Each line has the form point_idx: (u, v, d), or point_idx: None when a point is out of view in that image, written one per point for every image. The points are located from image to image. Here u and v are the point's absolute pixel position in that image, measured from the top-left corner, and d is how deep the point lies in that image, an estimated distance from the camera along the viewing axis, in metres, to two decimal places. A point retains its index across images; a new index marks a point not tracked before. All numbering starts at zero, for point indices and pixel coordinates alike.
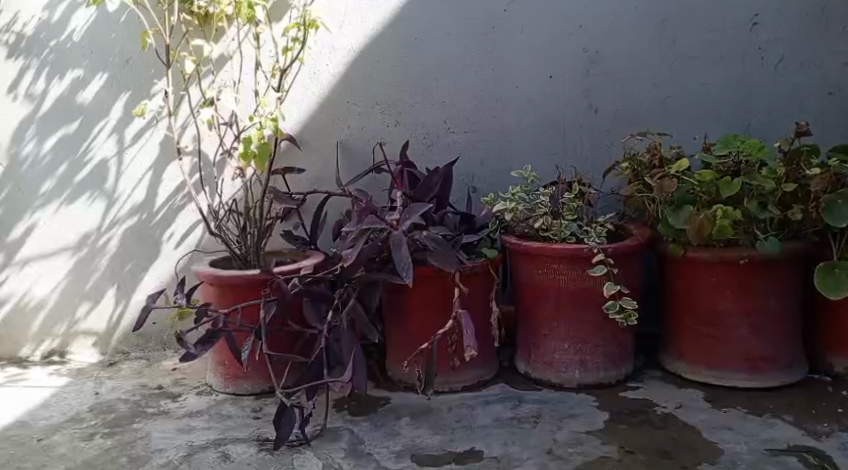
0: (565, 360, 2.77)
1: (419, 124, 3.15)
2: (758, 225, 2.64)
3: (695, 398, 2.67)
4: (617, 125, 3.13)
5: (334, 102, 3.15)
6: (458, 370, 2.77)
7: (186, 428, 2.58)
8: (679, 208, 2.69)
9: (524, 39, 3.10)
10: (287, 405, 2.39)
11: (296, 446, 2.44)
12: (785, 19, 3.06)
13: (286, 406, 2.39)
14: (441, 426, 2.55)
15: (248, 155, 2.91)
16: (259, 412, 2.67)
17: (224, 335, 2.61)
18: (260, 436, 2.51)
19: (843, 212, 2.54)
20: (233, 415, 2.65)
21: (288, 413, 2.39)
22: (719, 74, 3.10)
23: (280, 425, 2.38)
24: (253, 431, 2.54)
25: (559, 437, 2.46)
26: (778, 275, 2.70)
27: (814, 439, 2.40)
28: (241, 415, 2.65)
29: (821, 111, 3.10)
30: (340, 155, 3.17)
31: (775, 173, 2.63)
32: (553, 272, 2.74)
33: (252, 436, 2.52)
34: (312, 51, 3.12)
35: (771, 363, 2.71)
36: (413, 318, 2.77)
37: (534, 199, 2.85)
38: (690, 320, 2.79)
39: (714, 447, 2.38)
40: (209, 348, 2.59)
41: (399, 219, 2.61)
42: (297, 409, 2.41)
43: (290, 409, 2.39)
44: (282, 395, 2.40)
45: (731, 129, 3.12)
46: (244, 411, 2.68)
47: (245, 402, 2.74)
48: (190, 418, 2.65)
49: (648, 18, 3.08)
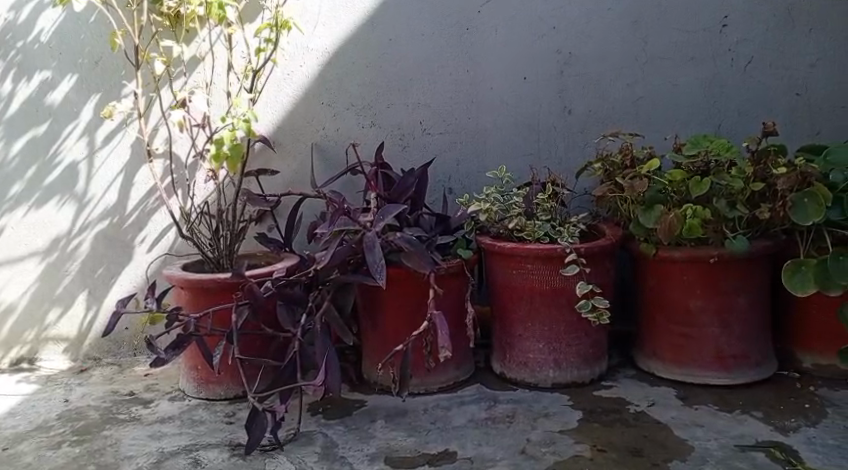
0: (540, 360, 2.79)
1: (393, 125, 3.15)
2: (727, 224, 2.66)
3: (667, 396, 2.70)
4: (590, 125, 3.16)
5: (308, 104, 3.14)
6: (433, 371, 2.77)
7: (158, 434, 2.56)
8: (650, 207, 2.71)
9: (499, 40, 3.12)
10: (259, 409, 2.38)
11: (270, 451, 2.43)
12: (754, 20, 3.10)
13: (258, 411, 2.38)
14: (416, 427, 2.55)
15: (220, 156, 2.90)
16: (232, 417, 2.66)
17: (195, 339, 2.59)
18: (233, 441, 2.50)
19: (808, 210, 2.55)
20: (206, 420, 2.64)
21: (261, 417, 2.38)
22: (690, 74, 3.13)
23: (252, 430, 2.38)
24: (225, 436, 2.53)
25: (532, 436, 2.47)
26: (748, 273, 2.74)
27: (783, 434, 2.44)
28: (215, 420, 2.64)
29: (789, 111, 3.15)
30: (314, 156, 3.17)
31: (745, 173, 2.66)
32: (526, 272, 2.75)
33: (225, 441, 2.50)
34: (285, 52, 3.11)
35: (742, 360, 2.74)
36: (389, 320, 2.78)
37: (508, 200, 2.88)
38: (662, 319, 2.81)
39: (686, 443, 2.40)
40: (180, 353, 2.57)
41: (373, 221, 2.61)
42: (270, 413, 2.40)
43: (262, 413, 2.38)
44: (254, 400, 2.39)
45: (701, 128, 3.16)
46: (218, 416, 2.67)
47: (219, 407, 2.73)
48: (162, 424, 2.63)
49: (621, 19, 3.11)
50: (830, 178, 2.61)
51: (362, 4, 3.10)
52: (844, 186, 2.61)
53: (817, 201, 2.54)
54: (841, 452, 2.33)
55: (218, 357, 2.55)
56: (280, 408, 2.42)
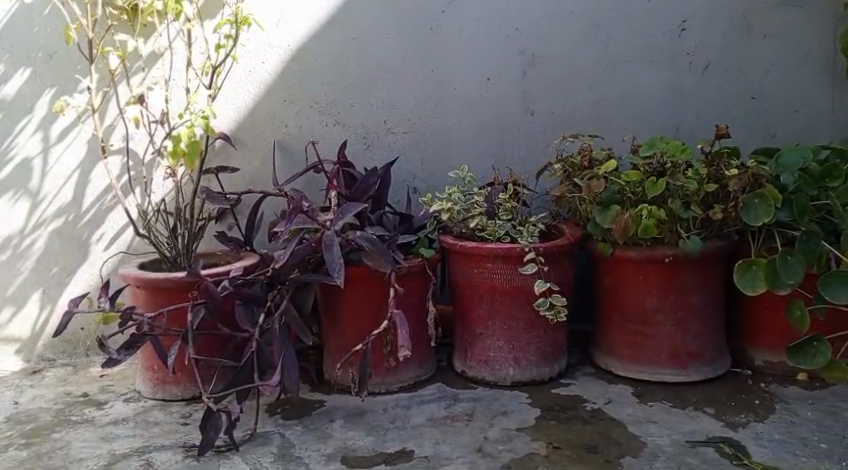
0: (499, 358, 2.81)
1: (358, 124, 3.15)
2: (681, 224, 2.71)
3: (624, 394, 2.73)
4: (553, 126, 3.18)
5: (270, 101, 3.13)
6: (393, 370, 2.78)
7: (110, 436, 2.53)
8: (606, 207, 2.75)
9: (463, 41, 3.13)
10: (214, 409, 2.37)
11: (224, 452, 2.42)
12: (712, 24, 3.15)
13: (213, 412, 2.37)
14: (374, 427, 2.55)
15: (177, 154, 2.87)
16: (188, 418, 2.64)
17: (150, 339, 2.57)
18: (187, 443, 2.48)
19: (758, 211, 2.59)
20: (161, 422, 2.62)
21: (215, 417, 2.37)
22: (649, 77, 3.17)
23: (207, 430, 2.36)
24: (180, 438, 2.51)
25: (490, 434, 2.49)
26: (703, 272, 2.78)
27: (733, 430, 2.48)
28: (170, 421, 2.62)
29: (745, 114, 3.20)
30: (277, 154, 3.16)
31: (699, 175, 2.69)
32: (485, 271, 2.77)
33: (178, 443, 2.48)
34: (246, 49, 3.09)
35: (696, 358, 2.79)
36: (350, 319, 2.77)
37: (468, 198, 2.87)
38: (619, 317, 2.85)
39: (638, 440, 2.44)
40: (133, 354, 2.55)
41: (332, 219, 2.61)
42: (224, 414, 2.39)
43: (217, 413, 2.37)
44: (209, 399, 2.38)
45: (660, 130, 3.20)
46: (173, 417, 2.64)
47: (175, 408, 2.71)
48: (115, 425, 2.60)
49: (583, 22, 3.14)
50: (781, 180, 2.65)
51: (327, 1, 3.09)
52: (793, 189, 2.64)
53: (767, 202, 2.58)
54: (787, 447, 2.38)
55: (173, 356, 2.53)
56: (235, 408, 2.41)
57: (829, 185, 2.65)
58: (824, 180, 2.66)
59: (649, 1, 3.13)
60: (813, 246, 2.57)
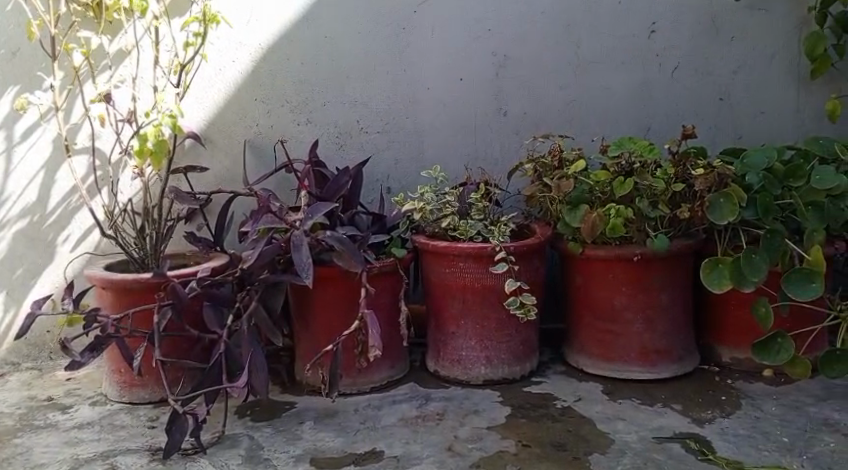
0: (471, 357, 2.82)
1: (330, 123, 3.15)
2: (649, 224, 2.74)
3: (594, 391, 2.75)
4: (525, 126, 3.20)
5: (241, 101, 3.11)
6: (365, 371, 2.78)
7: (74, 441, 2.51)
8: (575, 207, 2.77)
9: (436, 41, 3.13)
10: (179, 412, 2.35)
11: (191, 455, 2.41)
12: (681, 26, 3.18)
13: (180, 414, 2.35)
14: (345, 428, 2.55)
15: (143, 152, 2.82)
16: (155, 421, 2.62)
17: (115, 341, 2.55)
18: (153, 446, 2.46)
19: (723, 210, 2.62)
20: (127, 425, 2.59)
21: (181, 420, 2.35)
22: (619, 78, 3.20)
23: (172, 433, 2.35)
24: (146, 441, 2.49)
25: (460, 434, 2.49)
26: (672, 269, 2.81)
27: (699, 426, 2.51)
28: (136, 425, 2.60)
29: (714, 114, 3.24)
30: (248, 154, 3.14)
31: (665, 174, 2.73)
32: (456, 271, 2.78)
33: (144, 446, 2.46)
34: (215, 48, 3.07)
35: (665, 355, 2.82)
36: (321, 319, 2.77)
37: (440, 198, 2.87)
38: (590, 316, 2.87)
39: (607, 437, 2.46)
40: (97, 355, 2.53)
41: (301, 219, 2.60)
42: (191, 416, 2.37)
43: (182, 416, 2.35)
44: (174, 402, 2.36)
45: (629, 130, 3.23)
46: (140, 420, 2.62)
47: (142, 411, 2.69)
48: (79, 429, 2.58)
49: (554, 23, 3.15)
50: (747, 179, 2.70)
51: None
52: (759, 188, 2.68)
53: (732, 202, 2.61)
54: (751, 442, 2.41)
55: (139, 359, 2.51)
56: (202, 411, 2.40)
57: (792, 184, 2.69)
58: (788, 179, 2.70)
59: (620, 2, 3.16)
60: (777, 245, 2.61)
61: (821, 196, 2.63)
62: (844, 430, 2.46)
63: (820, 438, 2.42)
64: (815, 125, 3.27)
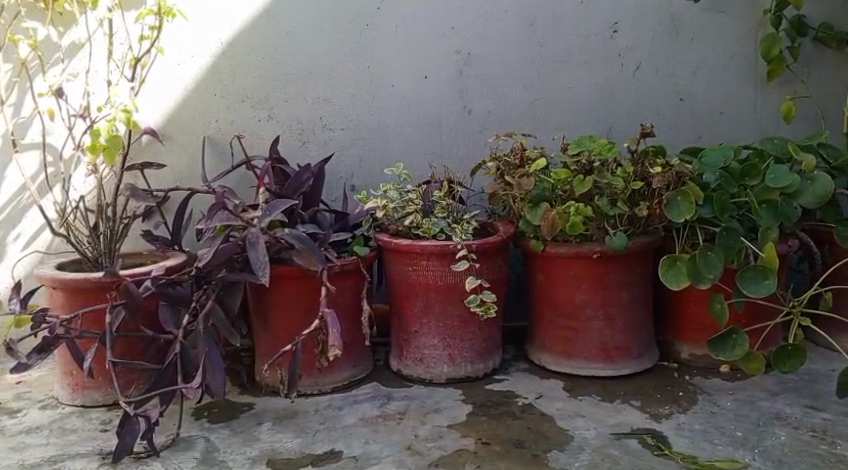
0: (434, 355, 2.82)
1: (293, 119, 3.12)
2: (608, 221, 2.76)
3: (555, 388, 2.77)
4: (489, 125, 3.20)
5: (201, 97, 3.08)
6: (326, 371, 2.76)
7: (22, 445, 2.46)
8: (536, 204, 2.78)
9: (400, 39, 3.12)
10: (131, 414, 2.33)
11: (143, 458, 2.38)
12: (642, 26, 3.21)
13: (130, 416, 2.33)
14: (305, 428, 2.53)
15: (97, 148, 2.73)
16: (107, 424, 2.58)
17: (65, 341, 2.51)
18: (103, 450, 2.42)
19: (681, 208, 2.66)
20: (78, 429, 2.55)
21: (132, 422, 2.33)
22: (581, 77, 3.22)
23: (123, 435, 2.32)
24: (97, 445, 2.45)
25: (420, 433, 2.49)
26: (632, 267, 2.83)
27: (655, 422, 2.53)
28: (88, 428, 2.56)
29: (674, 114, 3.27)
30: (207, 150, 3.11)
31: (625, 173, 2.75)
32: (419, 269, 2.77)
33: (95, 450, 2.43)
34: (172, 42, 3.03)
35: (626, 352, 2.84)
36: (281, 319, 2.75)
37: (404, 196, 2.89)
38: (552, 313, 2.88)
39: (565, 433, 2.47)
40: (45, 356, 2.49)
41: (258, 217, 2.57)
42: (142, 418, 2.35)
43: (134, 418, 2.33)
44: (126, 403, 2.34)
45: (591, 129, 3.25)
46: (92, 424, 2.58)
47: (95, 414, 2.64)
48: (28, 434, 2.53)
49: (517, 22, 3.16)
50: (703, 178, 2.74)
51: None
52: (715, 187, 2.72)
53: (688, 199, 2.65)
54: (706, 436, 2.44)
55: (89, 360, 2.47)
56: (154, 413, 2.37)
57: (748, 183, 2.71)
58: (744, 178, 2.72)
59: (582, 2, 3.17)
60: (733, 244, 2.64)
61: (774, 196, 2.66)
62: (796, 424, 2.50)
63: (772, 432, 2.45)
64: (772, 126, 3.31)
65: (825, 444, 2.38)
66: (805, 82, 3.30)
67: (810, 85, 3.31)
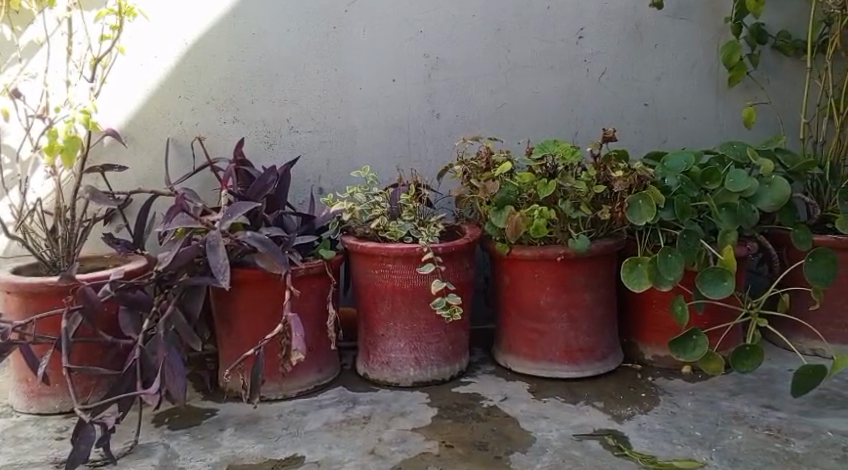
0: (400, 359, 2.81)
1: (259, 122, 3.10)
2: (571, 224, 2.78)
3: (519, 390, 2.77)
4: (457, 129, 3.21)
5: (164, 99, 3.05)
6: (290, 376, 2.74)
7: None
8: (501, 208, 2.79)
9: (368, 42, 3.12)
10: (86, 421, 2.29)
11: (100, 466, 2.34)
12: (608, 32, 3.23)
13: (85, 423, 2.29)
14: (267, 434, 2.52)
15: (54, 148, 2.66)
16: (63, 432, 2.54)
17: (20, 347, 2.47)
18: (58, 459, 2.38)
19: (642, 211, 2.68)
20: (33, 437, 2.51)
21: (87, 430, 2.29)
22: (548, 83, 3.23)
23: (78, 443, 2.28)
24: (52, 453, 2.41)
25: (384, 436, 2.48)
26: (596, 269, 2.85)
27: (617, 422, 2.55)
28: (43, 436, 2.51)
29: (639, 118, 3.30)
30: (171, 152, 3.08)
31: (588, 177, 2.76)
32: (385, 272, 2.77)
33: (50, 459, 2.39)
34: (134, 44, 3.00)
35: (590, 354, 2.86)
36: (243, 324, 2.72)
37: (371, 200, 2.87)
38: (517, 316, 2.89)
39: (528, 435, 2.48)
40: None
41: (219, 220, 2.55)
42: (99, 425, 2.32)
43: (89, 425, 2.29)
44: (80, 411, 2.30)
45: (557, 133, 3.26)
46: (48, 432, 2.54)
47: (51, 422, 2.60)
48: None
49: (484, 27, 3.17)
50: (666, 182, 2.77)
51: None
52: (676, 191, 2.75)
53: (649, 202, 2.67)
54: (665, 436, 2.46)
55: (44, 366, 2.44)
56: (111, 420, 2.34)
57: (708, 187, 2.75)
58: (705, 182, 2.76)
59: (549, 7, 3.19)
60: (693, 245, 2.69)
61: (734, 199, 2.70)
62: (753, 423, 2.53)
63: (730, 431, 2.48)
64: (733, 131, 3.36)
65: (780, 442, 2.41)
66: (765, 89, 3.35)
67: (770, 92, 3.36)
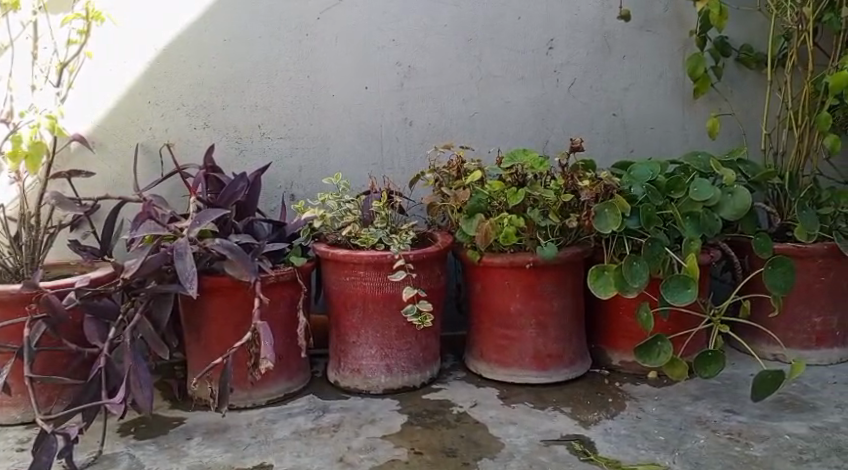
0: (372, 366, 2.81)
1: (229, 127, 3.09)
2: (540, 232, 2.78)
3: (489, 396, 2.78)
4: (430, 137, 3.21)
5: (133, 104, 3.02)
6: (259, 384, 2.73)
7: None
8: (471, 216, 2.80)
9: (340, 50, 3.12)
10: (47, 431, 2.26)
11: None
12: (576, 43, 3.26)
13: (47, 434, 2.26)
14: (235, 443, 2.50)
15: (18, 155, 2.62)
16: (25, 443, 2.51)
17: None
18: None
19: (608, 219, 2.70)
20: None
21: (49, 440, 2.26)
22: (518, 92, 3.25)
23: (40, 453, 2.26)
24: (13, 465, 2.38)
25: (353, 444, 2.48)
26: (566, 276, 2.87)
27: (584, 428, 2.57)
28: (5, 447, 2.48)
29: (608, 127, 3.33)
30: (139, 157, 3.06)
31: (556, 186, 2.78)
32: (357, 279, 2.76)
33: None
34: (102, 49, 2.97)
35: (560, 360, 2.87)
36: (211, 332, 2.70)
37: (342, 207, 2.87)
38: (488, 322, 2.90)
39: (497, 441, 2.49)
40: None
41: (188, 227, 2.54)
42: (61, 436, 2.28)
43: (51, 435, 2.26)
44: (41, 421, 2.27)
45: (528, 140, 3.28)
46: (9, 443, 2.50)
47: (12, 433, 2.57)
48: None
49: (457, 36, 3.18)
50: (631, 191, 2.80)
51: (200, 3, 3.02)
52: (643, 200, 2.76)
53: (615, 211, 2.70)
54: (631, 441, 2.48)
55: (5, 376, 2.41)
56: (73, 430, 2.31)
57: (673, 196, 2.80)
58: (670, 191, 2.81)
59: (519, 18, 3.21)
60: (658, 252, 2.72)
61: (698, 208, 2.75)
62: (715, 427, 2.55)
63: (693, 435, 2.50)
64: (701, 140, 3.40)
65: (741, 446, 2.44)
66: (729, 100, 3.40)
67: (733, 103, 3.40)
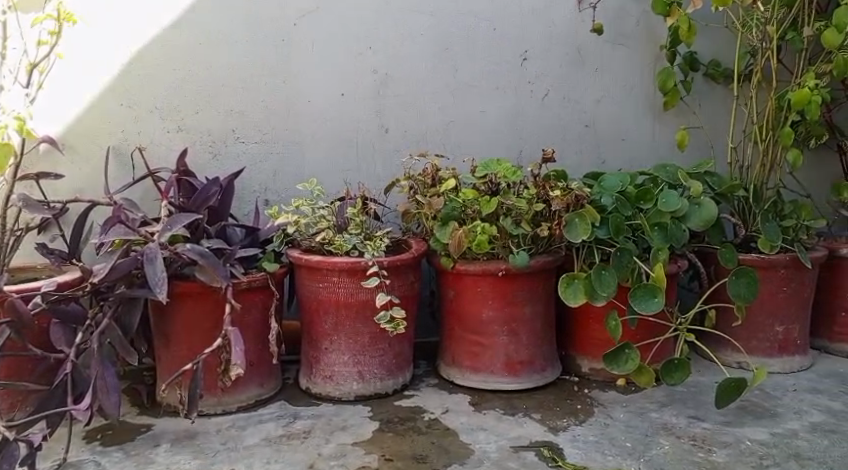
0: (344, 372, 2.80)
1: (203, 132, 3.07)
2: (513, 240, 2.79)
3: (460, 403, 2.78)
4: (405, 145, 3.22)
5: (105, 106, 3.00)
6: (229, 390, 2.71)
7: None
8: (445, 223, 2.81)
9: (316, 57, 3.11)
10: (10, 439, 2.23)
11: None
12: (550, 53, 3.28)
13: (10, 441, 2.23)
14: (203, 449, 2.48)
15: None
16: None
17: None
18: None
19: (578, 229, 2.72)
20: None
21: (12, 447, 2.23)
22: (493, 102, 3.26)
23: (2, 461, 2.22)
24: None
25: (324, 451, 2.47)
26: (538, 284, 2.88)
27: (553, 434, 2.57)
28: None
29: (581, 135, 3.35)
30: (111, 160, 3.03)
31: (529, 195, 2.79)
32: (330, 285, 2.75)
33: None
34: (74, 51, 2.95)
35: (531, 367, 2.88)
36: (181, 338, 2.68)
37: (316, 212, 2.85)
38: (461, 329, 2.90)
39: (467, 447, 2.49)
40: None
41: (158, 232, 2.52)
42: (24, 443, 2.26)
43: (13, 443, 2.23)
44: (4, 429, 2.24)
45: (502, 148, 3.29)
46: None
47: None
48: None
49: (434, 44, 3.19)
50: (601, 201, 2.81)
51: (175, 8, 3.00)
52: (612, 210, 2.79)
53: (585, 221, 2.71)
54: (598, 447, 2.49)
55: None
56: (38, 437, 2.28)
57: (642, 206, 2.83)
58: (639, 201, 2.83)
59: (495, 28, 3.23)
60: (625, 262, 2.73)
61: (665, 219, 2.77)
62: (681, 433, 2.57)
63: (659, 442, 2.52)
64: (673, 151, 3.43)
65: (705, 452, 2.46)
66: (698, 113, 3.44)
67: (703, 116, 3.44)
